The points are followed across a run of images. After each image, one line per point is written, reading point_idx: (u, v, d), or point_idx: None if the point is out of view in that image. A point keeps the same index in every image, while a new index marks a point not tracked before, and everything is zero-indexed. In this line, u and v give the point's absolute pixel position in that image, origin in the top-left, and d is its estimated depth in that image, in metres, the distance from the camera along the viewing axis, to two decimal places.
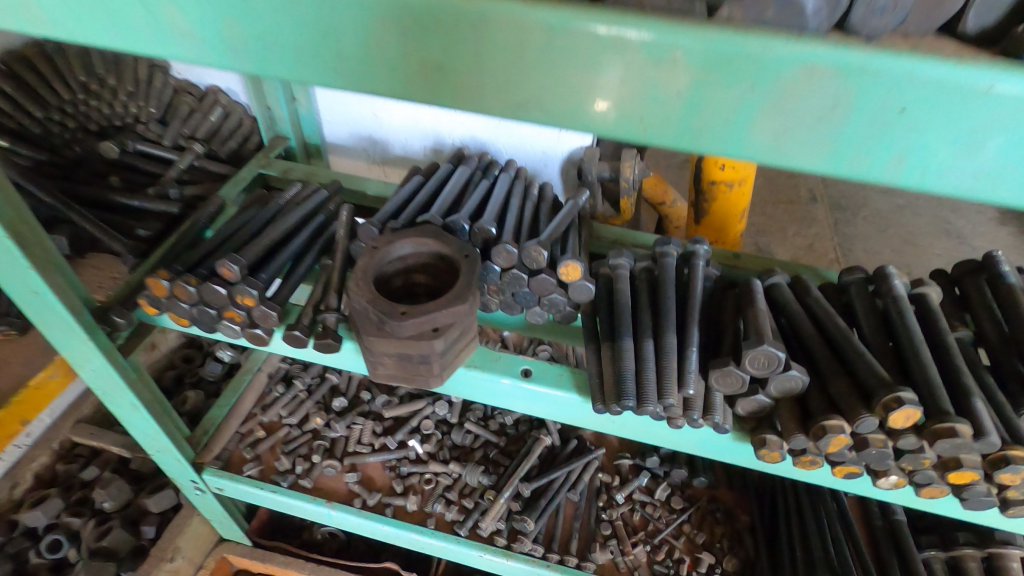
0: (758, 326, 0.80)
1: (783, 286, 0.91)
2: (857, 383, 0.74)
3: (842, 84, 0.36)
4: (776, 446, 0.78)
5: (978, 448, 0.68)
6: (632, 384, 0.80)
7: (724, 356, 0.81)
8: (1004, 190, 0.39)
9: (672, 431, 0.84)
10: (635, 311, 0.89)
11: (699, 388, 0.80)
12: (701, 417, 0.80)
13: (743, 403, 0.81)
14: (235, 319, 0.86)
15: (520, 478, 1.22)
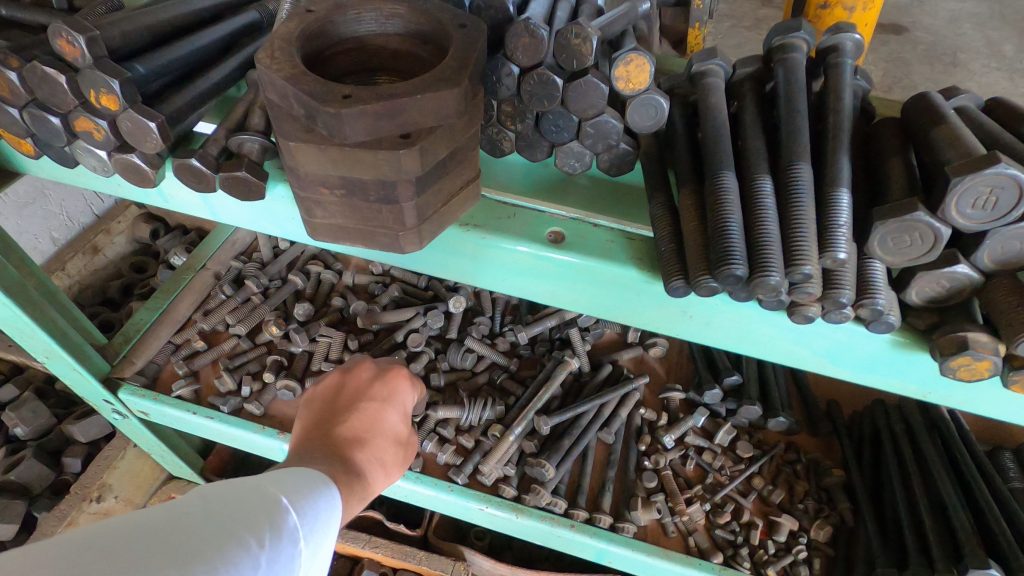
0: (966, 150, 0.46)
1: (975, 107, 0.56)
2: None
3: None
4: (990, 352, 0.45)
5: None
6: (739, 238, 0.47)
7: (900, 198, 0.47)
8: None
9: (790, 329, 0.52)
10: (735, 140, 0.55)
11: (851, 259, 0.48)
12: (853, 302, 0.47)
13: (921, 281, 0.48)
14: (93, 133, 0.54)
15: (535, 414, 0.91)
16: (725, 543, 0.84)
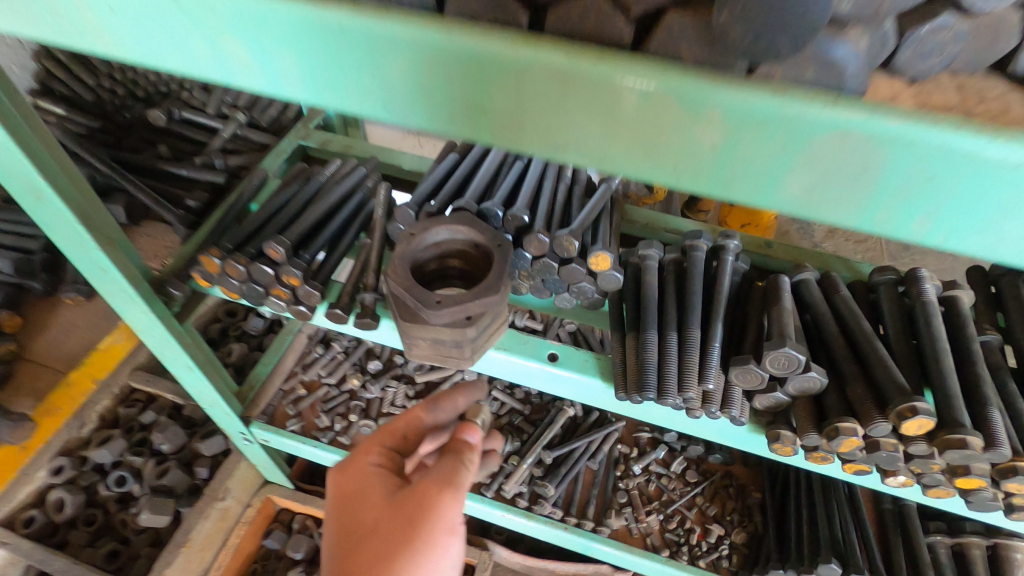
0: (782, 326, 0.81)
1: (812, 283, 0.92)
2: (875, 390, 0.76)
3: (897, 146, 0.34)
4: (791, 442, 0.80)
5: (988, 458, 0.71)
6: (657, 374, 0.83)
7: (748, 351, 0.82)
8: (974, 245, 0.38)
9: (694, 421, 0.87)
10: (663, 302, 0.91)
11: (721, 384, 0.84)
12: (719, 410, 0.83)
13: (761, 398, 0.83)
14: (282, 296, 0.91)
15: (541, 454, 1.28)
16: (673, 543, 1.21)
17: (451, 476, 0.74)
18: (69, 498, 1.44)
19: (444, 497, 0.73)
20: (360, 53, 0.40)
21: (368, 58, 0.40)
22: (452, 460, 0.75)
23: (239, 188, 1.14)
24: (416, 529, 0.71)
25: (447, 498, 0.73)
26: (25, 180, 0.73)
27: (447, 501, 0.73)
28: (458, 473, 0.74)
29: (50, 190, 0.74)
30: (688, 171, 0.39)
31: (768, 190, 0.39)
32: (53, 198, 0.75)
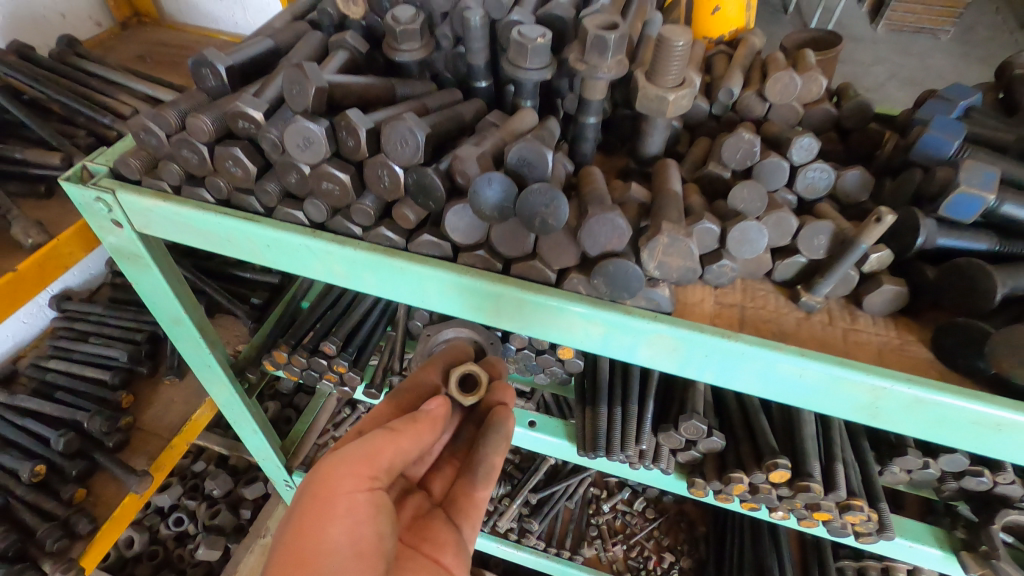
0: (693, 402, 1.13)
1: None
2: (757, 449, 1.08)
3: (690, 343, 0.68)
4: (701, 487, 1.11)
5: (830, 497, 1.03)
6: (607, 438, 1.14)
7: (671, 419, 1.14)
8: (742, 386, 0.70)
9: (636, 471, 1.19)
10: (612, 381, 1.24)
11: (652, 444, 1.15)
12: (652, 463, 1.14)
13: (681, 454, 1.15)
14: (332, 379, 1.27)
15: (529, 496, 1.57)
16: (636, 568, 1.50)
17: (369, 445, 0.65)
18: (136, 536, 1.73)
19: (349, 462, 0.64)
20: (412, 278, 0.74)
21: (415, 282, 0.75)
22: (373, 436, 0.66)
23: (293, 289, 1.48)
24: (313, 498, 0.62)
25: (355, 466, 0.64)
26: (170, 313, 1.03)
27: (355, 470, 0.64)
28: (382, 434, 0.66)
29: (186, 320, 1.04)
30: (584, 342, 0.73)
31: (626, 354, 0.72)
32: (188, 324, 1.05)
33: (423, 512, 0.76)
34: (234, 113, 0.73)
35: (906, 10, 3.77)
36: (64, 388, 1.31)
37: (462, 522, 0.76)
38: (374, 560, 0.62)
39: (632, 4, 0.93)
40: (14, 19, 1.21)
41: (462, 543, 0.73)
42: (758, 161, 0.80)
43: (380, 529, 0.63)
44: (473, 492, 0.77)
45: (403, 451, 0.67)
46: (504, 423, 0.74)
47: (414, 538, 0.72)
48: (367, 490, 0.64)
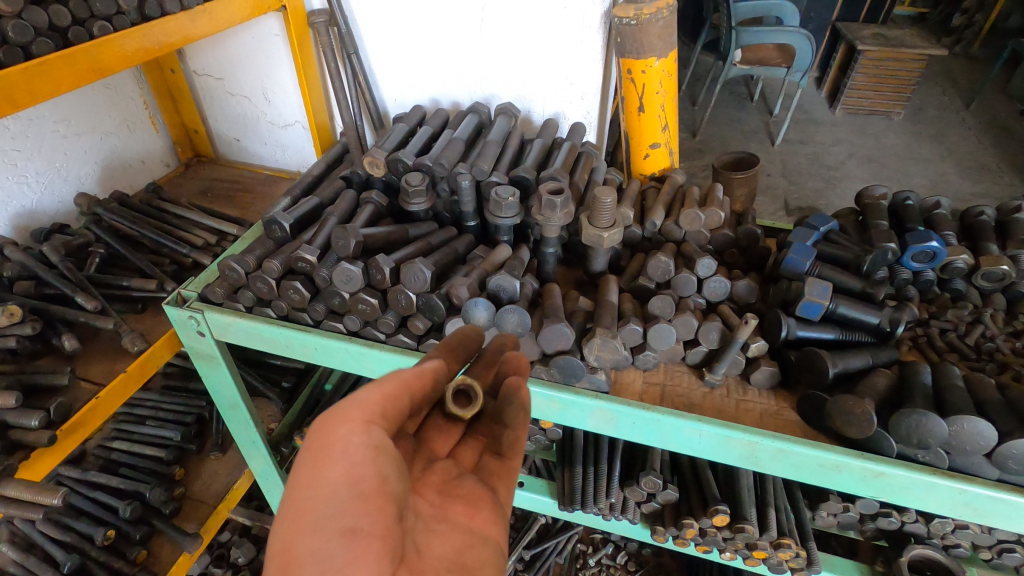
0: (651, 461, 1.37)
1: None
2: (703, 498, 1.31)
3: (622, 414, 0.96)
4: (661, 533, 1.34)
5: (764, 536, 1.25)
6: (582, 492, 1.38)
7: (635, 475, 1.39)
8: (662, 442, 0.96)
9: (608, 521, 1.42)
10: (586, 444, 1.49)
11: (620, 498, 1.38)
12: (620, 513, 1.37)
13: (644, 505, 1.38)
14: None
15: (523, 552, 1.77)
16: None
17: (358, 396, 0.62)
18: None
19: (342, 413, 0.60)
20: None
21: None
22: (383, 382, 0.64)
23: (318, 373, 1.76)
24: (307, 455, 0.59)
25: (344, 418, 0.60)
26: (228, 398, 1.30)
27: (354, 413, 0.60)
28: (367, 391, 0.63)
29: (241, 404, 1.31)
30: (548, 414, 1.00)
31: (579, 422, 0.99)
32: (242, 408, 1.32)
33: (453, 476, 0.72)
34: (295, 258, 1.04)
35: (859, 95, 4.23)
36: (126, 464, 1.54)
37: (497, 486, 0.74)
38: (381, 500, 0.57)
39: (582, 160, 1.26)
40: (108, 169, 1.56)
41: (496, 505, 0.71)
42: (674, 275, 1.09)
43: (381, 472, 0.58)
44: (505, 457, 0.76)
45: (391, 399, 0.63)
46: (518, 392, 0.73)
47: (445, 502, 0.69)
48: (363, 436, 0.59)
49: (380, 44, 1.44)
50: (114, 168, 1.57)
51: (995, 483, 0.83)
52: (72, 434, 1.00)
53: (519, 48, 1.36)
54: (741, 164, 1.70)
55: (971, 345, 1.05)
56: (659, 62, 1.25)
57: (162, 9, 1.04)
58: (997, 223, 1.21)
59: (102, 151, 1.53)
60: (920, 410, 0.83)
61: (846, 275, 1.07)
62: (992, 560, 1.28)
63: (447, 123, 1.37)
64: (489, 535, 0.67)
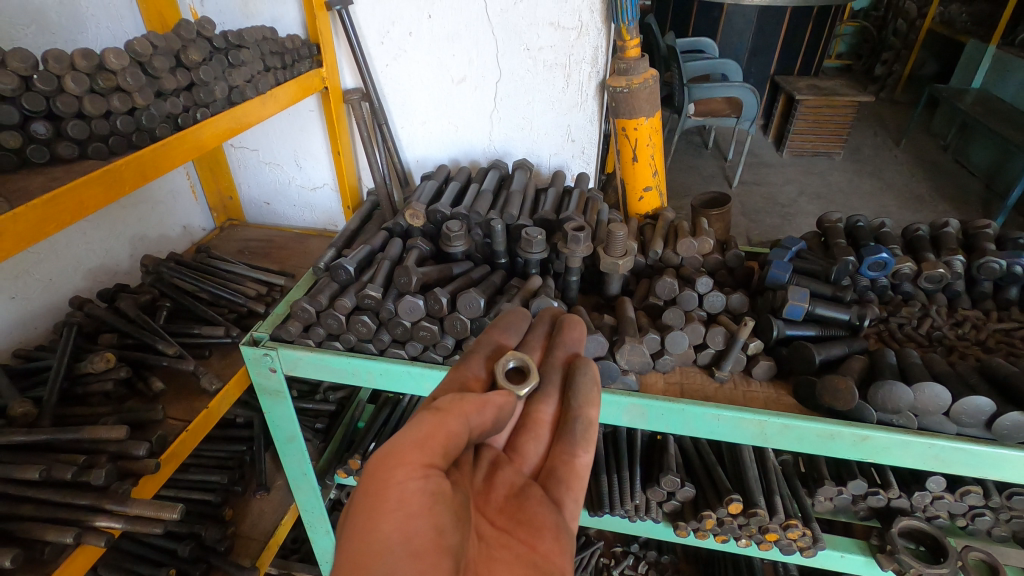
0: (668, 463, 1.54)
1: (685, 436, 1.69)
2: (718, 491, 1.49)
3: (652, 408, 1.14)
4: (683, 527, 1.50)
5: (774, 520, 1.42)
6: (609, 497, 1.52)
7: (654, 477, 1.55)
8: (688, 429, 1.14)
9: (633, 523, 1.56)
10: (607, 455, 1.65)
11: (643, 499, 1.54)
12: (645, 513, 1.53)
13: (665, 504, 1.53)
14: None
15: None
16: None
17: (418, 430, 0.59)
18: None
19: (399, 451, 0.57)
20: None
21: None
22: (447, 413, 0.62)
23: (350, 412, 1.89)
24: (362, 499, 0.56)
25: (403, 453, 0.57)
26: (286, 432, 1.43)
27: (420, 457, 0.57)
28: (428, 415, 0.61)
29: (299, 436, 1.44)
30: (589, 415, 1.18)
31: (616, 419, 1.16)
32: (299, 440, 1.44)
33: (516, 490, 0.73)
34: (362, 295, 1.22)
35: (802, 139, 4.69)
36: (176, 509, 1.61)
37: (565, 497, 0.76)
38: (436, 557, 0.54)
39: (589, 203, 1.49)
40: (156, 235, 1.70)
41: (560, 525, 0.70)
42: (678, 293, 1.30)
43: (438, 524, 0.55)
44: (573, 459, 0.78)
45: (455, 432, 0.61)
46: (589, 368, 0.84)
47: (511, 522, 0.69)
48: (422, 478, 0.57)
49: (406, 115, 1.66)
50: (164, 231, 1.73)
51: (957, 436, 1.04)
52: (170, 461, 1.12)
53: (528, 114, 1.61)
54: (714, 202, 1.96)
55: (923, 334, 1.29)
56: (647, 121, 1.52)
57: (243, 95, 1.24)
58: (931, 237, 1.48)
59: (154, 218, 1.69)
60: (889, 381, 1.05)
61: (818, 283, 1.31)
62: (968, 526, 1.47)
63: (471, 179, 1.60)
64: (554, 565, 0.66)
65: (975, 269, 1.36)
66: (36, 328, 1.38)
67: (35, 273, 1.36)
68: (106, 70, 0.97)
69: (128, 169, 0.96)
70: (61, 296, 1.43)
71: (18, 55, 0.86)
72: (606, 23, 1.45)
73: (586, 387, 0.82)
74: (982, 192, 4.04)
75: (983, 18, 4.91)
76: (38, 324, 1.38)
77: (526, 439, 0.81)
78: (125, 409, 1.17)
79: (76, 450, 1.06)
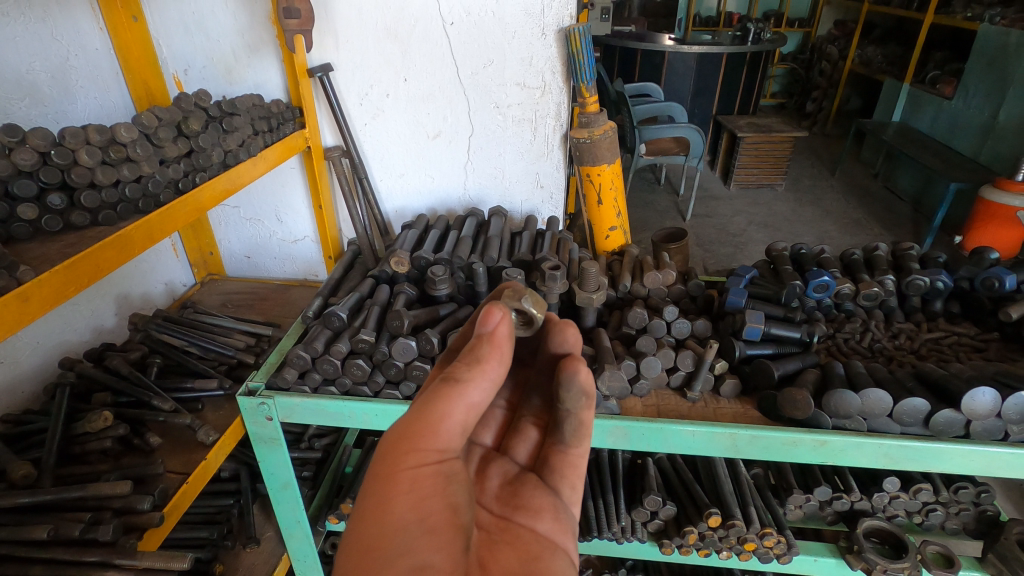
0: (650, 484, 1.62)
1: (663, 457, 1.79)
2: (697, 506, 1.58)
3: (633, 429, 1.23)
4: (668, 545, 1.58)
5: (751, 530, 1.52)
6: (597, 521, 1.59)
7: (637, 498, 1.63)
8: (667, 444, 1.23)
9: (621, 545, 1.62)
10: (592, 481, 1.72)
11: (628, 521, 1.61)
12: (632, 534, 1.60)
13: (650, 523, 1.61)
14: None
15: None
16: None
17: (433, 413, 0.61)
18: None
19: (411, 435, 0.60)
20: None
21: None
22: (461, 387, 0.62)
23: (337, 457, 1.91)
24: (375, 483, 0.59)
25: (416, 439, 0.60)
26: (281, 479, 1.45)
27: (432, 443, 0.60)
28: (442, 389, 0.62)
29: (293, 483, 1.46)
30: None
31: (601, 441, 1.25)
32: (294, 487, 1.47)
33: (512, 477, 0.79)
34: (357, 340, 1.29)
35: (746, 172, 5.02)
36: None
37: (559, 485, 0.79)
38: (450, 535, 0.58)
39: (561, 242, 1.61)
40: (139, 293, 1.73)
41: (558, 506, 0.77)
42: (648, 321, 1.42)
43: (451, 502, 0.60)
44: (566, 452, 0.81)
45: (469, 406, 0.63)
46: (575, 375, 0.74)
47: (507, 507, 0.75)
48: (434, 462, 0.61)
49: (385, 169, 1.77)
50: (148, 288, 1.76)
51: (901, 435, 1.17)
52: (172, 514, 1.13)
53: (499, 164, 1.74)
54: (672, 237, 2.12)
55: (866, 347, 1.44)
56: (608, 167, 1.69)
57: (236, 158, 1.31)
58: (865, 260, 1.66)
59: (139, 276, 1.72)
60: (839, 389, 1.18)
61: (771, 306, 1.47)
62: (923, 521, 1.60)
63: (449, 226, 1.71)
64: (552, 544, 0.73)
65: (904, 286, 1.53)
66: (24, 392, 1.38)
67: (25, 337, 1.38)
68: (117, 143, 1.05)
69: (138, 233, 1.02)
70: (48, 358, 1.44)
71: (37, 134, 0.94)
72: (566, 82, 1.61)
73: (575, 399, 0.75)
74: (910, 215, 4.39)
75: (895, 59, 5.43)
76: (26, 389, 1.39)
77: (517, 438, 0.84)
78: (123, 465, 1.19)
79: (79, 509, 1.08)
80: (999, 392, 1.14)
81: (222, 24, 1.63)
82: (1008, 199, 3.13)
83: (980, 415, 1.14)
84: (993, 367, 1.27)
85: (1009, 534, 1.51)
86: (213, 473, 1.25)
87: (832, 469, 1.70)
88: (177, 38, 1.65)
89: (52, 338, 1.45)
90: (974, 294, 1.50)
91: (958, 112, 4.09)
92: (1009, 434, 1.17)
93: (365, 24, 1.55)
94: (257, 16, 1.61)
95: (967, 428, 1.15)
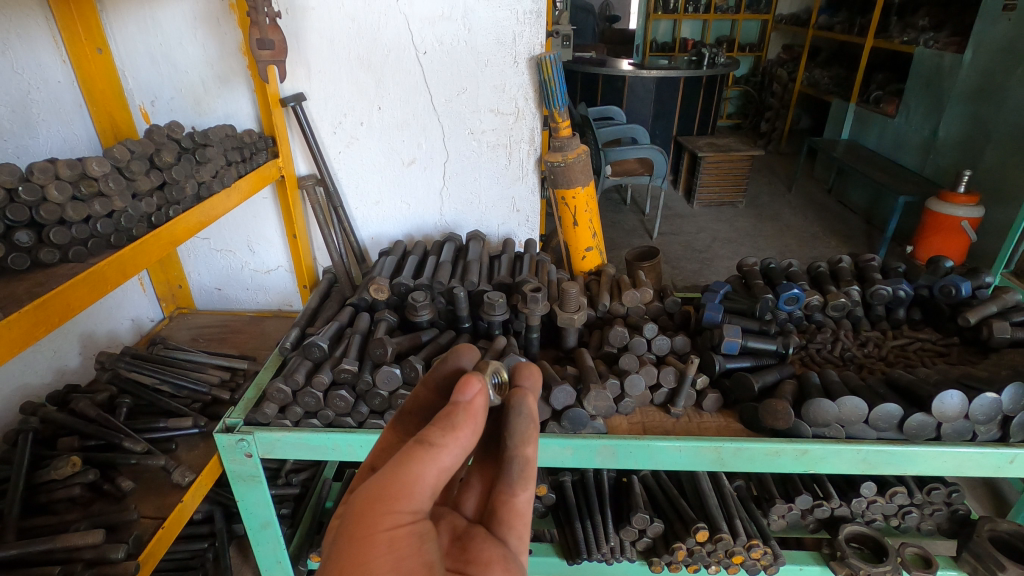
0: (636, 501, 1.63)
1: (647, 474, 1.80)
2: (685, 522, 1.59)
3: (620, 448, 1.24)
4: (657, 564, 1.58)
5: (738, 542, 1.53)
6: (586, 542, 1.58)
7: (625, 516, 1.63)
8: (657, 460, 1.24)
9: (611, 566, 1.61)
10: (579, 501, 1.71)
11: (617, 540, 1.60)
12: (621, 554, 1.59)
13: (638, 542, 1.61)
14: None
15: None
16: None
17: (406, 475, 0.56)
18: None
19: (383, 497, 0.55)
20: None
21: None
22: (432, 450, 0.57)
23: (316, 493, 1.85)
24: (350, 545, 0.55)
25: (391, 501, 0.55)
26: (261, 518, 1.40)
27: (407, 506, 0.56)
28: (414, 451, 0.57)
29: (274, 522, 1.41)
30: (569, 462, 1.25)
31: (591, 460, 1.25)
32: (274, 526, 1.42)
33: (463, 532, 0.65)
34: (339, 370, 1.27)
35: (708, 191, 5.18)
36: None
37: (506, 534, 0.64)
38: None
39: (538, 264, 1.63)
40: (105, 331, 1.66)
41: (510, 557, 0.62)
42: (629, 340, 1.44)
43: (427, 559, 0.55)
44: (511, 498, 0.64)
45: (442, 470, 0.57)
46: (526, 402, 0.67)
47: (456, 563, 0.61)
48: (410, 522, 0.56)
49: (360, 197, 1.76)
50: (114, 326, 1.69)
51: (878, 440, 1.21)
52: (149, 561, 1.08)
53: (474, 189, 1.76)
54: (644, 255, 2.16)
55: (837, 356, 1.49)
56: (582, 189, 1.73)
57: (210, 189, 1.29)
58: (830, 272, 1.73)
59: (104, 314, 1.65)
60: (816, 399, 1.22)
61: (746, 320, 1.51)
62: (900, 524, 1.64)
63: (427, 251, 1.72)
64: None
65: (869, 296, 1.60)
66: None
67: None
68: (88, 177, 1.03)
69: (111, 269, 0.98)
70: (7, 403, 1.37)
71: (5, 170, 0.92)
72: (540, 108, 1.66)
73: (522, 425, 0.66)
74: (864, 227, 4.60)
75: (840, 80, 5.72)
76: None
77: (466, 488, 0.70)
78: (94, 513, 1.14)
79: (45, 563, 1.02)
80: (965, 393, 1.20)
81: (191, 55, 1.62)
82: (952, 210, 3.32)
83: (949, 417, 1.19)
84: (956, 370, 1.34)
85: (981, 531, 1.56)
86: (191, 515, 1.20)
87: (811, 477, 1.73)
88: (143, 69, 1.63)
89: (11, 381, 1.37)
90: (932, 301, 1.58)
91: (902, 130, 4.33)
92: (976, 434, 1.22)
93: (337, 54, 1.56)
94: (227, 46, 1.60)
95: (938, 430, 1.20)
